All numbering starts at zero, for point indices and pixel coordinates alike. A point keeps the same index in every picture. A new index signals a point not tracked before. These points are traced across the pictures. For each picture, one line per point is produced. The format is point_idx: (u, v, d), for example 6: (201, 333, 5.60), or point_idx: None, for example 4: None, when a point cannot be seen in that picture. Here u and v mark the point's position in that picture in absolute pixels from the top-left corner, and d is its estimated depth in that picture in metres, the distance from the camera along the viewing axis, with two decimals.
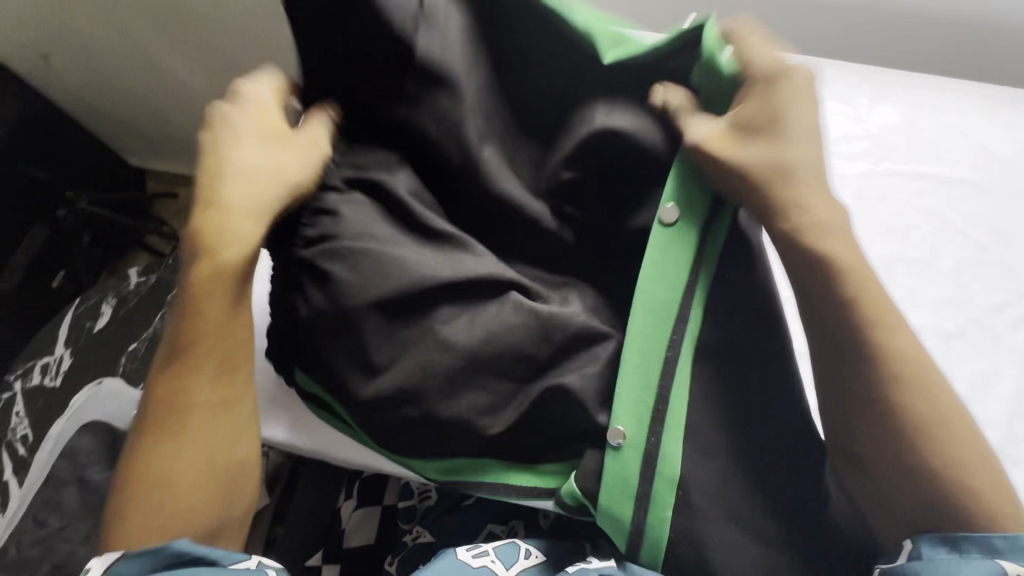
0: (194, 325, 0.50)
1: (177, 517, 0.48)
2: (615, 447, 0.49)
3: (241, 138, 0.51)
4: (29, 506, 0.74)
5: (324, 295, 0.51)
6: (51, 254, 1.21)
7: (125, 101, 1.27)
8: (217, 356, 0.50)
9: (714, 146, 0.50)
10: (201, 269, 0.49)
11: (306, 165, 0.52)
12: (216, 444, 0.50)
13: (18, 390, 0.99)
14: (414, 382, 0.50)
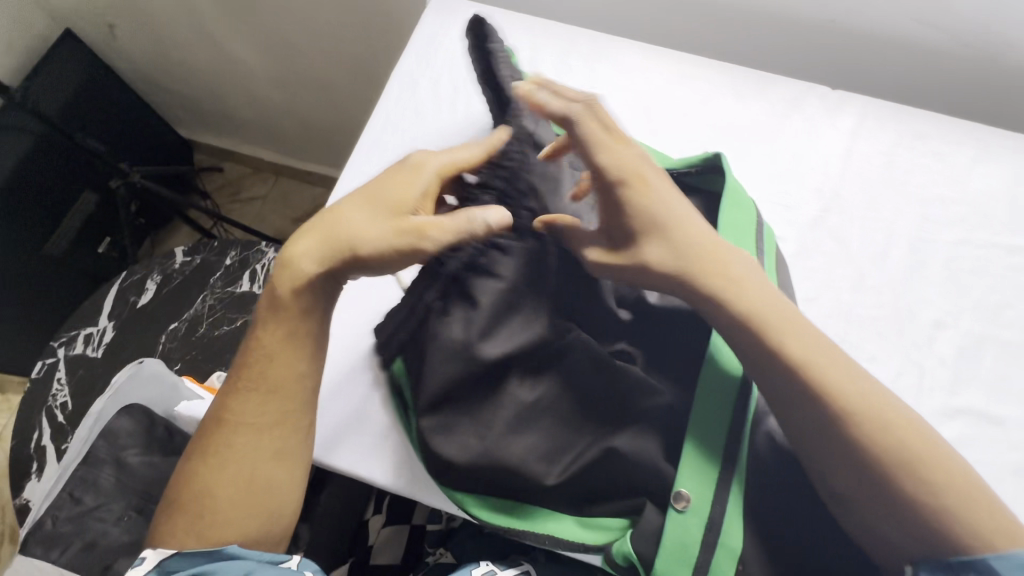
0: (256, 346, 0.52)
1: (211, 530, 0.48)
2: (678, 510, 0.45)
3: (395, 185, 0.52)
4: (65, 482, 0.75)
5: (454, 314, 0.52)
6: (99, 222, 1.22)
7: (182, 76, 1.27)
8: (266, 383, 0.51)
9: (616, 258, 0.49)
10: (279, 295, 0.51)
11: (388, 241, 0.49)
12: (256, 462, 0.50)
13: (59, 357, 0.99)
14: (476, 419, 0.51)
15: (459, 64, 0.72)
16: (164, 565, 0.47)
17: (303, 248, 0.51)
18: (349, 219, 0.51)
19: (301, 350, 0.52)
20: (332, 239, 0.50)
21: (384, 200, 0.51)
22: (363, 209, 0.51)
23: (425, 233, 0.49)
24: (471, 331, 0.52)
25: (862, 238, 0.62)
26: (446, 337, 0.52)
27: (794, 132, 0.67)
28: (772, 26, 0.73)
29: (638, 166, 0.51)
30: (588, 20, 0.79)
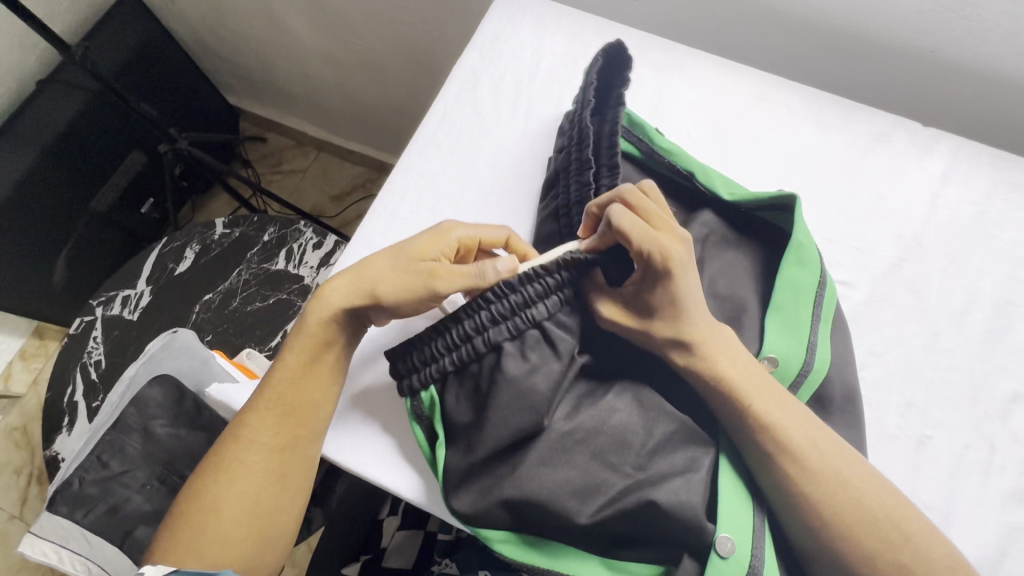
0: (279, 369, 0.52)
1: (209, 550, 0.47)
2: (721, 556, 0.43)
3: (419, 239, 0.52)
4: (94, 446, 0.75)
5: (530, 359, 0.49)
6: (144, 183, 1.23)
7: (235, 44, 1.26)
8: (284, 405, 0.51)
9: (627, 317, 0.51)
10: (310, 326, 0.52)
11: (411, 292, 0.50)
12: (265, 484, 0.49)
13: (96, 316, 1.00)
14: (506, 450, 0.49)
15: (521, 65, 0.70)
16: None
17: (333, 293, 0.52)
18: (375, 270, 0.52)
19: (320, 376, 0.52)
20: (358, 281, 0.51)
21: (406, 250, 0.51)
22: (388, 256, 0.52)
23: (438, 282, 0.50)
24: (550, 377, 0.49)
25: (940, 293, 0.57)
26: (526, 384, 0.49)
27: (875, 169, 0.62)
28: (862, 50, 0.68)
29: (683, 254, 0.48)
30: (664, 27, 0.75)
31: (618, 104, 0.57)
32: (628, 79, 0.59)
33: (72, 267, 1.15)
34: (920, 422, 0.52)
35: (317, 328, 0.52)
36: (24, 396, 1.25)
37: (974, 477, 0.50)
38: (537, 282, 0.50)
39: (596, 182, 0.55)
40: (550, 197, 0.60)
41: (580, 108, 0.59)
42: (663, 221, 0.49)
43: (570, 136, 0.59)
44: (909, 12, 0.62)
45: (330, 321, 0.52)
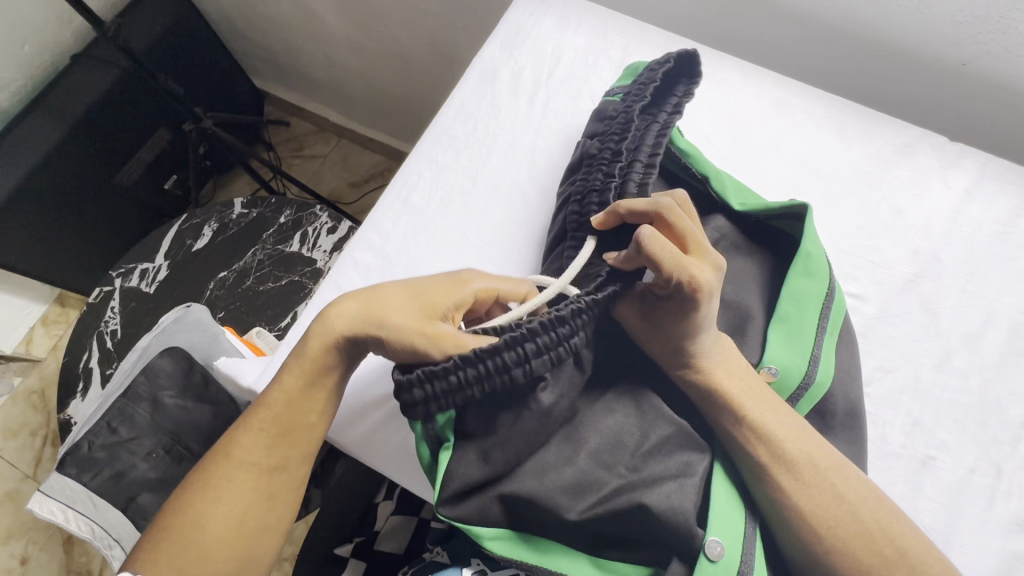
0: (276, 389, 0.51)
1: (191, 565, 0.47)
2: (710, 559, 0.42)
3: (435, 288, 0.49)
4: (105, 412, 0.77)
5: (560, 385, 0.48)
6: (170, 160, 1.26)
7: (263, 28, 1.28)
8: (278, 425, 0.50)
9: (639, 319, 0.50)
10: (315, 352, 0.50)
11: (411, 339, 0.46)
12: (252, 503, 0.49)
13: (115, 287, 1.03)
14: (503, 450, 0.47)
15: (541, 59, 0.69)
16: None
17: (340, 319, 0.50)
18: (383, 309, 0.48)
19: (317, 398, 0.52)
20: (366, 312, 0.49)
21: (423, 295, 0.48)
22: (405, 296, 0.49)
23: (438, 347, 0.45)
24: (574, 402, 0.49)
25: (955, 311, 0.56)
26: (555, 412, 0.48)
27: (897, 183, 0.61)
28: (891, 60, 0.67)
29: (713, 283, 0.45)
30: (689, 27, 0.75)
31: (675, 112, 0.54)
32: (693, 94, 0.55)
33: (94, 238, 1.18)
34: (924, 443, 0.51)
35: (321, 354, 0.50)
36: (44, 361, 1.28)
37: (978, 502, 0.49)
38: (585, 315, 0.46)
39: (622, 177, 0.51)
40: (571, 183, 0.57)
41: (635, 100, 0.55)
42: (700, 246, 0.46)
43: (612, 125, 0.55)
44: (942, 23, 0.61)
45: (332, 348, 0.50)
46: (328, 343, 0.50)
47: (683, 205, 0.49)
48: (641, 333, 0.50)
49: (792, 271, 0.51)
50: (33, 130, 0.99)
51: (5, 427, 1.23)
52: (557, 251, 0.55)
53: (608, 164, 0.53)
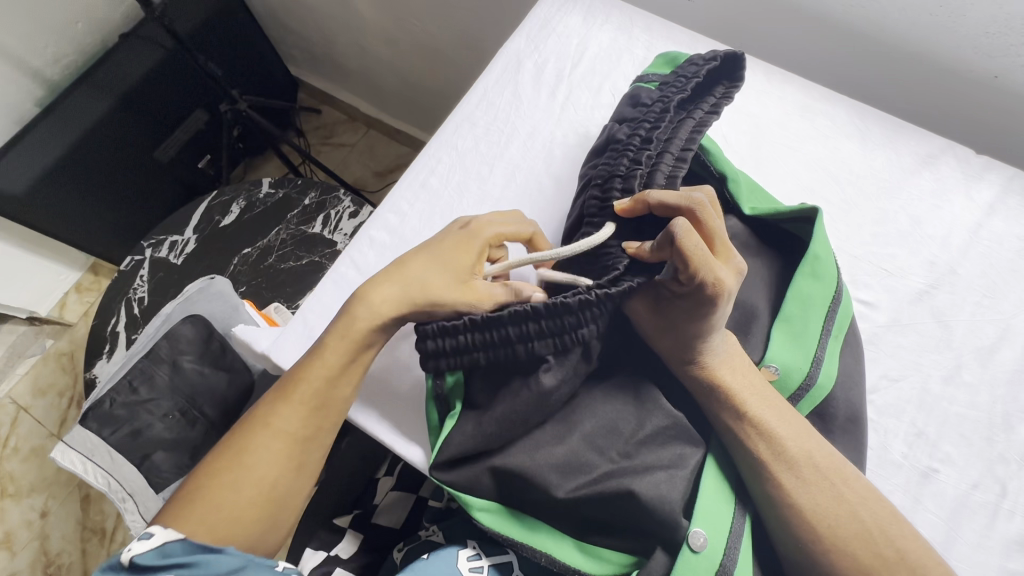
0: (316, 364, 0.51)
1: (222, 525, 0.47)
2: (693, 550, 0.43)
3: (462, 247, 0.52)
4: (127, 372, 0.81)
5: (565, 371, 0.49)
6: (205, 139, 1.30)
7: (301, 17, 1.32)
8: (317, 400, 0.51)
9: (651, 314, 0.50)
10: (359, 327, 0.51)
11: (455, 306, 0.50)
12: (283, 474, 0.50)
13: (145, 257, 1.07)
14: (497, 426, 0.49)
15: (566, 54, 0.70)
16: (167, 547, 0.44)
17: (387, 299, 0.51)
18: (423, 277, 0.51)
19: (355, 376, 0.53)
20: (408, 287, 0.51)
21: (453, 262, 0.51)
22: (434, 263, 0.51)
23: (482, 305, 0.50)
24: (573, 388, 0.50)
25: (968, 325, 0.55)
26: (553, 395, 0.48)
27: (917, 193, 0.60)
28: (920, 70, 0.66)
29: (733, 287, 0.45)
30: (715, 29, 0.75)
31: (712, 112, 0.54)
32: (732, 97, 0.55)
33: (131, 209, 1.23)
34: (927, 454, 0.51)
35: (363, 329, 0.51)
36: (75, 325, 1.34)
37: (979, 518, 0.48)
38: (594, 308, 0.47)
39: (650, 165, 0.52)
40: (598, 164, 0.57)
41: (674, 93, 0.55)
42: (726, 247, 0.46)
43: (647, 113, 0.55)
44: (974, 33, 0.60)
45: (376, 326, 0.51)
46: (377, 315, 0.51)
47: (710, 203, 0.49)
48: (652, 327, 0.50)
49: (800, 272, 0.51)
50: (81, 104, 1.05)
51: (34, 386, 1.28)
52: (574, 235, 0.55)
53: (638, 150, 0.53)
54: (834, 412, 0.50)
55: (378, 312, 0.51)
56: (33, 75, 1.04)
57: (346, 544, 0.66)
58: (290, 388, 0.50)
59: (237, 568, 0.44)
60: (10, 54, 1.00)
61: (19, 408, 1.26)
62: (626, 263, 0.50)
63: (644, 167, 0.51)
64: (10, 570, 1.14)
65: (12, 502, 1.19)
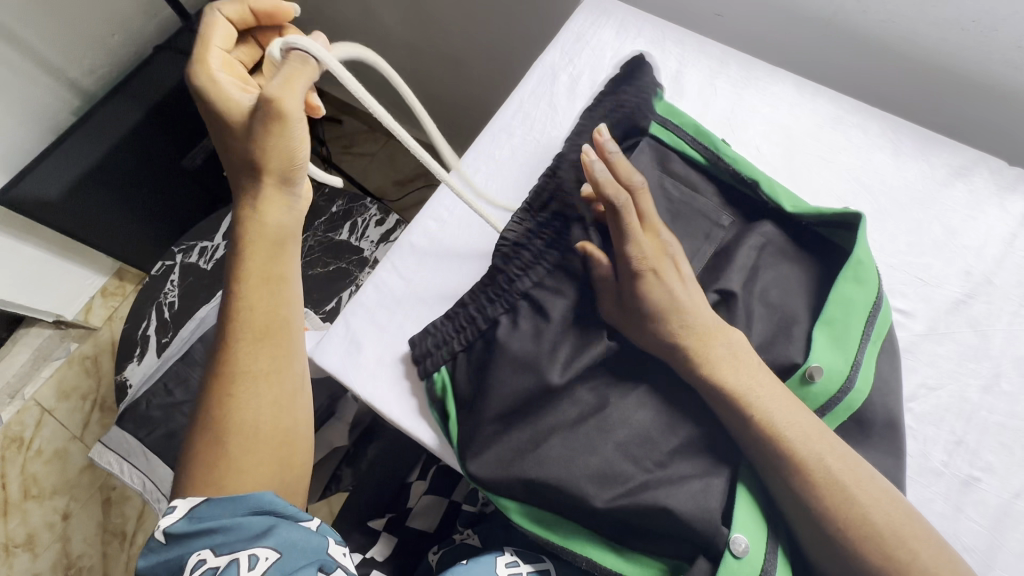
0: (235, 305, 0.51)
1: (231, 485, 0.47)
2: (735, 556, 0.44)
3: (212, 99, 0.50)
4: (162, 374, 0.83)
5: (521, 328, 0.54)
6: None
7: (328, 29, 1.34)
8: (248, 332, 0.50)
9: (620, 313, 0.52)
10: (245, 254, 0.51)
11: (263, 128, 0.47)
12: (265, 413, 0.50)
13: (175, 262, 1.09)
14: (484, 393, 0.53)
15: (599, 65, 0.72)
16: (196, 512, 0.46)
17: (254, 203, 0.50)
18: (234, 148, 0.50)
19: (278, 292, 0.52)
20: (240, 172, 0.50)
21: (223, 116, 0.49)
22: (226, 140, 0.50)
23: (279, 107, 0.46)
24: (541, 342, 0.53)
25: (1007, 335, 0.55)
26: (514, 349, 0.53)
27: (950, 204, 0.61)
28: (952, 83, 0.67)
29: (659, 262, 0.50)
30: (746, 43, 0.76)
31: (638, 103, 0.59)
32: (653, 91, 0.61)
33: (159, 216, 1.26)
34: (968, 463, 0.51)
35: (257, 248, 0.51)
36: (99, 329, 1.36)
37: (1022, 528, 0.49)
38: (523, 260, 0.57)
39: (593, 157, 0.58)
40: (563, 172, 0.59)
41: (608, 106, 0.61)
42: (653, 223, 0.52)
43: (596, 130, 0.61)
44: (1006, 47, 0.61)
45: (259, 226, 0.50)
46: (257, 232, 0.51)
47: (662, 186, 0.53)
48: (621, 321, 0.52)
49: (841, 276, 0.52)
50: (117, 110, 1.09)
51: (59, 389, 1.30)
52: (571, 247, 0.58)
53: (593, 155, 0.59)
54: (873, 419, 0.50)
55: (254, 212, 0.50)
56: (70, 85, 1.06)
57: (380, 547, 0.67)
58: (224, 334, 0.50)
59: (267, 530, 0.45)
60: (49, 65, 1.03)
61: (43, 411, 1.27)
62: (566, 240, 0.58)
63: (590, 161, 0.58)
64: (33, 571, 1.15)
65: (35, 504, 1.20)
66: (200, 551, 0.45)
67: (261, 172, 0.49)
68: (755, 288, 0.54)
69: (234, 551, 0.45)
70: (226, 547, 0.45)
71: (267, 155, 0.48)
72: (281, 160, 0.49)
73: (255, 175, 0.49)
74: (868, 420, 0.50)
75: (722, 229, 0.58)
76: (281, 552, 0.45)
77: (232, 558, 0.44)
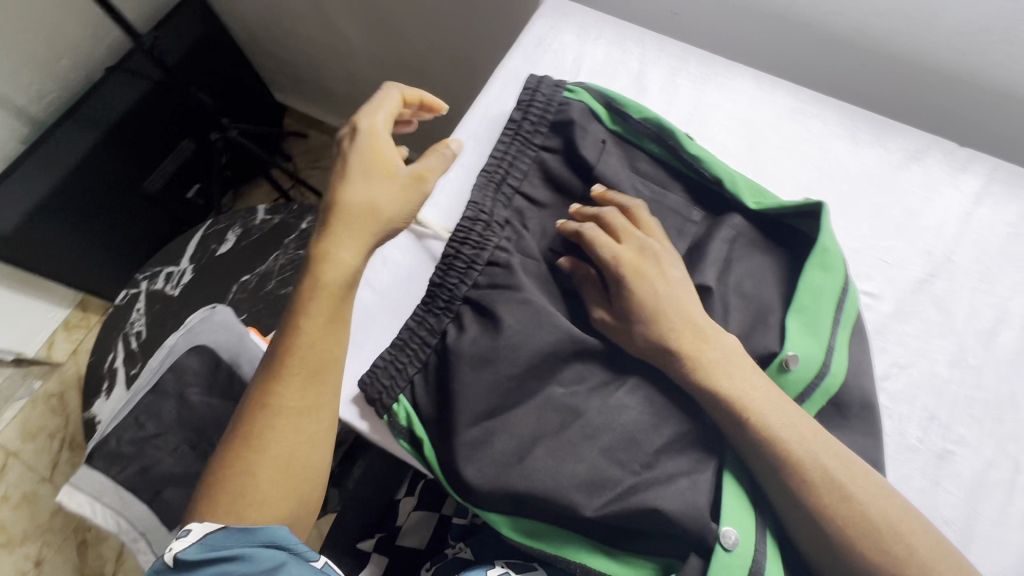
0: (299, 339, 0.49)
1: (249, 513, 0.46)
2: (725, 548, 0.44)
3: (375, 147, 0.51)
4: (132, 408, 0.80)
5: (469, 331, 0.54)
6: (193, 169, 1.30)
7: (288, 43, 1.32)
8: (307, 370, 0.49)
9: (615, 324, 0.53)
10: (321, 291, 0.49)
11: (406, 200, 0.51)
12: (295, 445, 0.48)
13: (141, 290, 1.05)
14: (448, 409, 0.52)
15: (561, 67, 0.72)
16: (209, 539, 0.44)
17: (354, 248, 0.50)
18: (370, 196, 0.50)
19: (340, 335, 0.51)
20: (357, 221, 0.50)
21: (375, 164, 0.51)
22: (363, 183, 0.50)
23: (427, 184, 0.53)
24: (491, 343, 0.53)
25: (970, 310, 0.57)
26: (461, 347, 0.53)
27: (908, 186, 0.63)
28: (902, 70, 0.69)
29: (647, 275, 0.52)
30: (704, 39, 0.78)
31: (560, 110, 0.62)
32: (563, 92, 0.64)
33: (121, 243, 1.22)
34: (942, 437, 0.52)
35: (338, 294, 0.50)
36: (64, 364, 1.30)
37: (997, 497, 0.50)
38: (456, 269, 0.56)
39: (522, 169, 0.62)
40: (489, 192, 0.60)
41: (544, 111, 0.63)
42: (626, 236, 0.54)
43: (537, 136, 0.62)
44: (949, 34, 0.63)
45: (349, 276, 0.50)
46: (349, 278, 0.50)
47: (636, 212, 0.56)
48: (618, 331, 0.52)
49: (810, 265, 0.53)
50: (66, 139, 1.03)
51: (23, 429, 1.24)
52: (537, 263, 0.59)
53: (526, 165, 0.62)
54: (849, 402, 0.51)
55: (348, 259, 0.50)
56: (18, 112, 1.02)
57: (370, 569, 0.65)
58: (280, 365, 0.48)
59: (277, 567, 0.44)
60: None
61: (7, 454, 1.21)
62: (497, 244, 0.57)
63: (515, 174, 0.61)
64: None
65: (3, 553, 1.14)
66: None
67: (376, 228, 0.50)
68: (726, 282, 0.55)
69: None
70: None
71: (391, 214, 0.51)
72: (392, 224, 0.51)
73: (371, 226, 0.50)
74: (843, 404, 0.51)
75: (692, 224, 0.59)
76: None
77: None
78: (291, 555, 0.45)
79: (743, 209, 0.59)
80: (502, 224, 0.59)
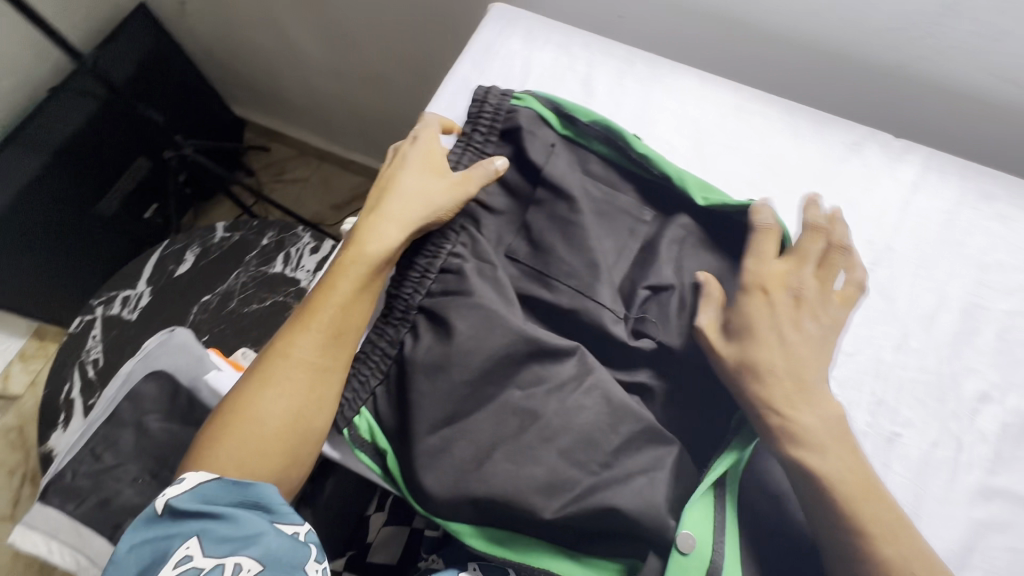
0: (325, 296, 0.53)
1: (249, 459, 0.48)
2: (682, 551, 0.45)
3: (428, 153, 0.59)
4: (89, 439, 0.77)
5: (424, 339, 0.54)
6: (150, 188, 1.27)
7: (244, 58, 1.30)
8: (331, 328, 0.52)
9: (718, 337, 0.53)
10: (355, 258, 0.54)
11: (449, 195, 0.57)
12: (303, 402, 0.50)
13: (96, 316, 1.01)
14: (406, 419, 0.51)
15: (511, 73, 0.72)
16: (203, 488, 0.45)
17: (395, 229, 0.55)
18: (420, 190, 0.57)
19: (365, 304, 0.55)
20: (404, 209, 0.56)
21: (428, 166, 0.59)
22: (416, 179, 0.57)
23: (471, 184, 0.57)
24: (445, 350, 0.52)
25: (912, 296, 0.59)
26: (416, 356, 0.53)
27: (850, 177, 0.65)
28: (839, 66, 0.71)
29: (785, 314, 0.53)
30: (651, 43, 0.79)
31: (509, 115, 0.63)
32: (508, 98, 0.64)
33: (74, 266, 1.17)
34: (889, 420, 0.54)
35: (373, 269, 0.55)
36: (21, 397, 1.25)
37: (942, 474, 0.52)
38: (411, 278, 0.56)
39: None
40: None
41: (492, 117, 0.63)
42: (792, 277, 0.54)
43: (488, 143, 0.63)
44: (879, 32, 0.66)
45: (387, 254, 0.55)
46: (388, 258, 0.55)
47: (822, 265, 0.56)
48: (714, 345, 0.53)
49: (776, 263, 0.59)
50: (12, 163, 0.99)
51: None
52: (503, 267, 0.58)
53: None
54: None
55: (388, 240, 0.55)
56: None
57: None
58: (307, 317, 0.52)
59: (254, 536, 0.43)
60: None
61: None
62: (447, 248, 0.57)
63: None
64: None
65: None
66: (184, 546, 0.42)
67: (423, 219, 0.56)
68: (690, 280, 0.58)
69: (219, 552, 0.42)
70: (214, 544, 0.42)
71: (434, 204, 0.56)
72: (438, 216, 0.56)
73: (416, 214, 0.56)
74: None
75: (643, 224, 0.60)
76: (264, 564, 0.42)
77: (217, 561, 0.42)
78: (270, 527, 0.44)
79: (693, 207, 0.60)
80: (457, 230, 0.58)
